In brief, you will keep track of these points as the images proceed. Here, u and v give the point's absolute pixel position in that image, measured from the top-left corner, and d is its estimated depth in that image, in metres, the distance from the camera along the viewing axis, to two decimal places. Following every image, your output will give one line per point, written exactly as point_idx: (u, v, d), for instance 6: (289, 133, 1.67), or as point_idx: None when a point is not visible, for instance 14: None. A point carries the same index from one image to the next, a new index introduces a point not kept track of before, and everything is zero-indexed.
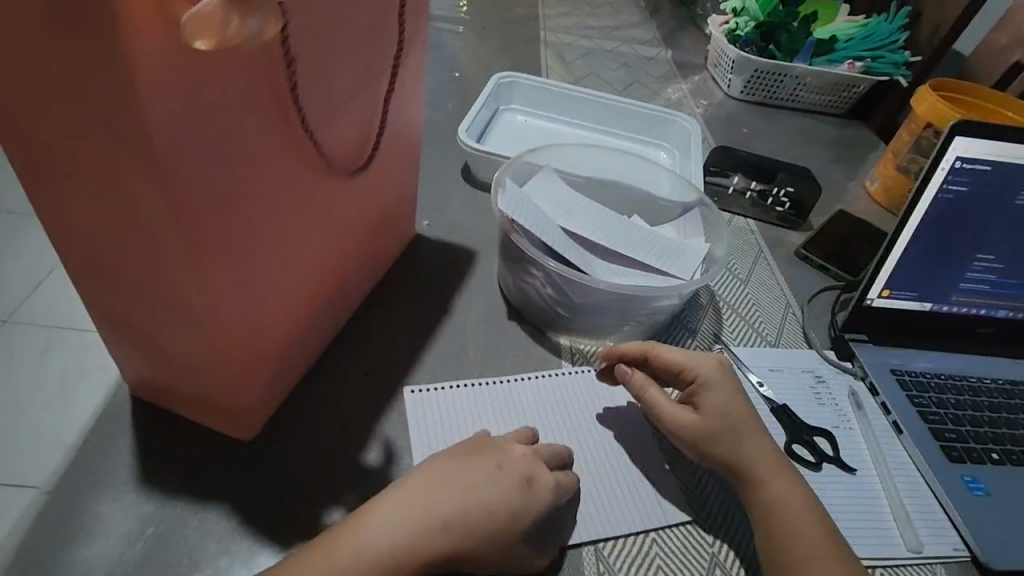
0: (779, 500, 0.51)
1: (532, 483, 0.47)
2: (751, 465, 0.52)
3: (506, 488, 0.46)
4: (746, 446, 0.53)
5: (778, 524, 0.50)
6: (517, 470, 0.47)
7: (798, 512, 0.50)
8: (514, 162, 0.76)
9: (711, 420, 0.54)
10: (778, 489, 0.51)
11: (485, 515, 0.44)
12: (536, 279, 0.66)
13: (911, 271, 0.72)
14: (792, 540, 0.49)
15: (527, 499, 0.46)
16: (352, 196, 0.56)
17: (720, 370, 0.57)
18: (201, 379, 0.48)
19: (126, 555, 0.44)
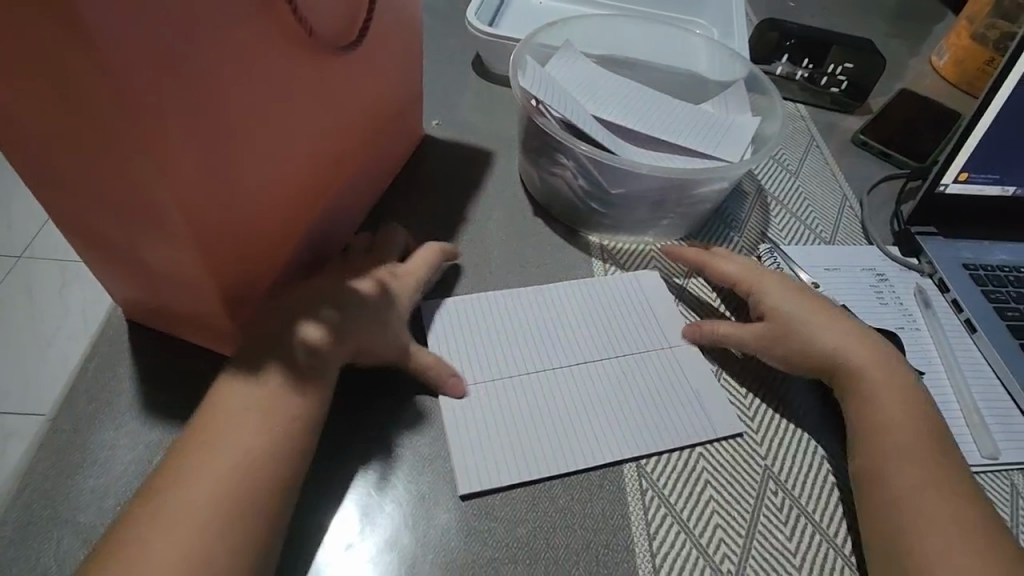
0: (891, 409, 0.47)
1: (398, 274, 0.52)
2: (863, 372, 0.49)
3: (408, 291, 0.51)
4: (844, 343, 0.50)
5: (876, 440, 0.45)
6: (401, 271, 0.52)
7: (903, 425, 0.46)
8: (529, 42, 0.66)
9: (784, 329, 0.51)
10: (889, 403, 0.47)
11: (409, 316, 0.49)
12: (566, 171, 0.59)
13: (997, 151, 0.62)
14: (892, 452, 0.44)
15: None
16: (344, 82, 0.48)
17: (784, 281, 0.55)
18: (195, 298, 0.43)
19: (136, 485, 0.41)
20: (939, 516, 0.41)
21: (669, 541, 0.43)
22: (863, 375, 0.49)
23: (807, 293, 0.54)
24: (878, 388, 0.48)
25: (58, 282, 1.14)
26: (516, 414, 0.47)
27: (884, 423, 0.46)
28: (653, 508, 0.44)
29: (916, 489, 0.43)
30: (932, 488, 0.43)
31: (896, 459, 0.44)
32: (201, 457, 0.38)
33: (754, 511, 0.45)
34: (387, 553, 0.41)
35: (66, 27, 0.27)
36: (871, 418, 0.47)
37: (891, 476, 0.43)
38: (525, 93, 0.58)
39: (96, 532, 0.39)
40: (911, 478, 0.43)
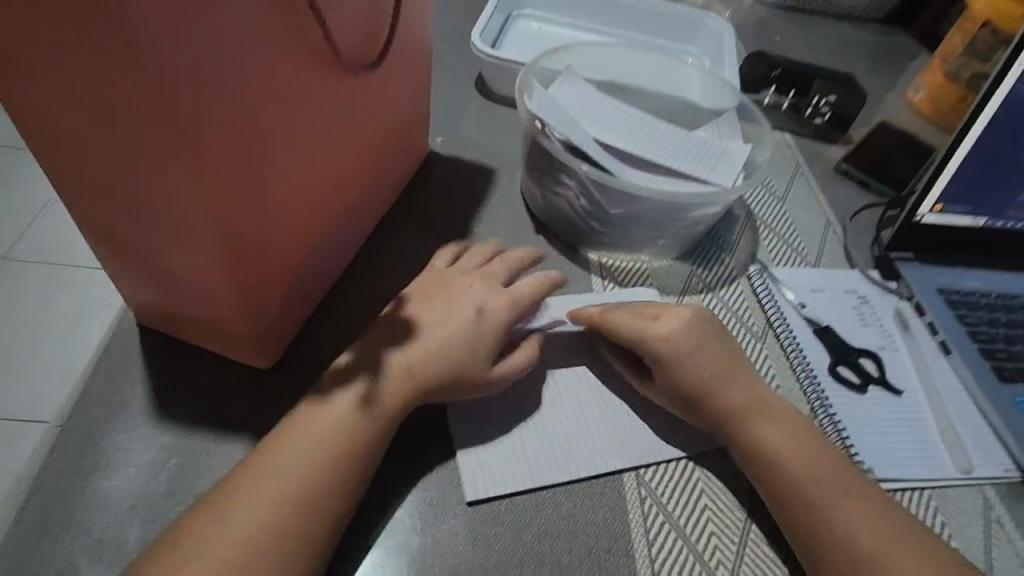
0: (793, 460, 0.46)
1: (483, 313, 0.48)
2: (756, 427, 0.47)
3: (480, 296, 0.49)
4: (733, 389, 0.49)
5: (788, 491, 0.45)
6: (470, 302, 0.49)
7: (823, 467, 0.45)
8: (534, 66, 0.69)
9: (741, 419, 0.48)
10: (795, 456, 0.46)
11: (462, 347, 0.46)
12: (568, 191, 0.61)
13: (969, 184, 0.66)
14: (827, 513, 0.43)
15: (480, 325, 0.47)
16: (361, 98, 0.50)
17: (688, 326, 0.50)
18: (212, 304, 0.44)
19: (150, 486, 0.41)
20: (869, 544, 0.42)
21: (668, 547, 0.45)
22: (747, 422, 0.48)
23: (705, 327, 0.51)
24: (779, 439, 0.47)
25: (44, 287, 1.12)
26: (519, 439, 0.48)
27: (775, 462, 0.46)
28: (652, 516, 0.46)
29: (865, 539, 0.42)
30: (850, 516, 0.43)
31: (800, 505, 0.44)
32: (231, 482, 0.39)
33: (747, 520, 0.47)
34: (397, 557, 0.42)
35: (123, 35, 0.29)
36: (769, 462, 0.46)
37: (837, 535, 0.43)
38: (531, 114, 0.61)
39: (110, 533, 0.39)
40: (866, 527, 0.43)
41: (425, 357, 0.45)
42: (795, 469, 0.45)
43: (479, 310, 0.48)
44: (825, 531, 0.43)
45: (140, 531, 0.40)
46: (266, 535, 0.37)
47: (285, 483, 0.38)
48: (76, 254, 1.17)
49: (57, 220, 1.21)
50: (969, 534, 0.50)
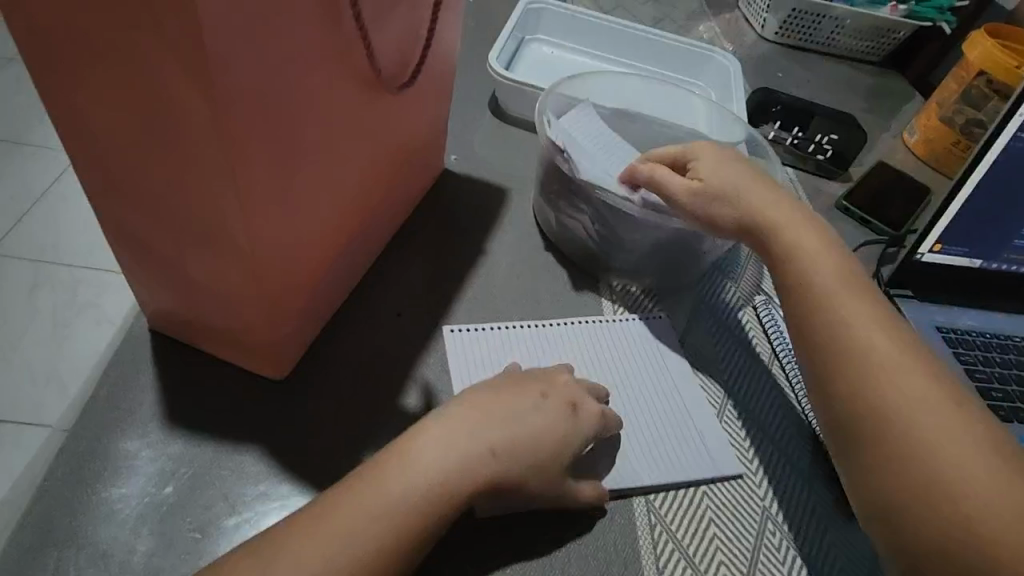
0: (905, 393, 0.42)
1: (578, 410, 0.46)
2: (864, 341, 0.45)
3: (549, 412, 0.45)
4: (843, 303, 0.47)
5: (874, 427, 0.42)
6: (562, 398, 0.46)
7: (926, 402, 0.42)
8: (551, 93, 0.71)
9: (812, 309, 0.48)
10: (909, 388, 0.43)
11: (540, 441, 0.43)
12: (580, 216, 0.63)
13: (968, 226, 0.69)
14: (921, 446, 0.41)
15: (575, 424, 0.45)
16: (391, 116, 0.51)
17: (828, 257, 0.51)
18: (232, 312, 0.44)
19: (159, 496, 0.41)
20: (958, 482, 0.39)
21: (677, 575, 0.45)
22: (846, 320, 0.46)
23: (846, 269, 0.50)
24: (889, 366, 0.44)
25: (35, 285, 1.10)
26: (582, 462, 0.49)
27: (858, 337, 0.45)
28: (662, 542, 0.46)
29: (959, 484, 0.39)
30: (939, 443, 0.40)
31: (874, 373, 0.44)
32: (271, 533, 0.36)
33: (754, 550, 0.47)
34: None
35: (186, 49, 0.29)
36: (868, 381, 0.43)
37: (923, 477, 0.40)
38: (550, 138, 0.63)
39: (116, 544, 0.38)
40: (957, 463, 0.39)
41: (513, 442, 0.42)
42: (891, 403, 0.42)
43: (573, 406, 0.46)
44: (912, 465, 0.40)
45: (148, 543, 0.39)
46: (340, 557, 0.35)
47: (382, 505, 0.37)
48: (69, 253, 1.15)
49: (51, 218, 1.19)
50: None
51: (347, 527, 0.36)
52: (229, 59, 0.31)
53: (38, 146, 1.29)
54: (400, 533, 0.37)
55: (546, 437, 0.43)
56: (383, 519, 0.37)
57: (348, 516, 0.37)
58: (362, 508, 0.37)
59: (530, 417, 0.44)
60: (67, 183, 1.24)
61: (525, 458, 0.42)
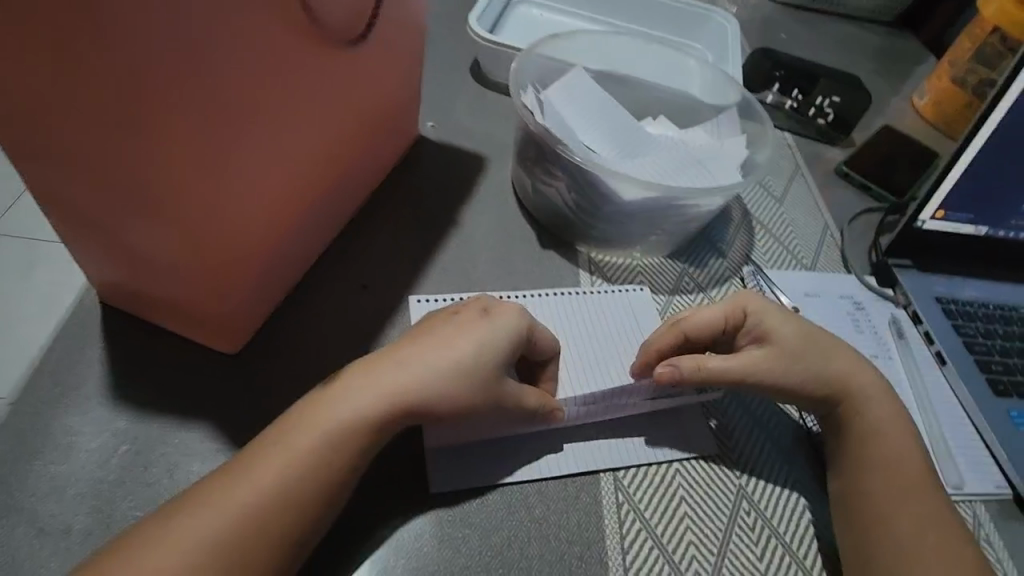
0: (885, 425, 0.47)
1: (490, 312, 0.44)
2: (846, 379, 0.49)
3: (466, 325, 0.43)
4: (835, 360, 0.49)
5: (866, 470, 0.46)
6: (475, 305, 0.45)
7: (892, 435, 0.47)
8: (529, 53, 0.66)
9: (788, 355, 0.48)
10: (879, 419, 0.48)
11: (456, 355, 0.41)
12: (556, 183, 0.60)
13: (972, 191, 0.64)
14: (879, 471, 0.45)
15: (491, 325, 0.43)
16: (346, 78, 0.48)
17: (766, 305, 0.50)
18: (177, 283, 0.42)
19: (100, 473, 0.39)
20: (927, 543, 0.42)
21: (643, 556, 0.43)
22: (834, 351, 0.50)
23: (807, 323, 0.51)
24: (868, 396, 0.49)
25: (26, 263, 1.10)
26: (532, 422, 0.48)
27: (843, 364, 0.50)
28: (628, 521, 0.44)
29: (902, 511, 0.43)
30: (914, 508, 0.44)
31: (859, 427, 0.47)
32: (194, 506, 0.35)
33: (726, 530, 0.45)
34: (355, 557, 0.40)
35: None
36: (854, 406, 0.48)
37: (880, 497, 0.44)
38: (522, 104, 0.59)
39: (53, 521, 0.37)
40: (899, 482, 0.45)
41: (428, 361, 0.40)
42: (892, 460, 0.46)
43: (485, 309, 0.44)
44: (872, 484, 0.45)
45: (85, 521, 0.37)
46: (246, 523, 0.34)
47: (290, 458, 0.36)
48: None
49: None
50: None
51: (251, 482, 0.35)
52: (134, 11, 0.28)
53: None
54: (306, 492, 0.36)
55: (461, 343, 0.41)
56: (288, 476, 0.36)
57: (259, 474, 0.36)
58: (268, 466, 0.36)
59: (448, 332, 0.42)
60: None
61: (445, 376, 0.40)
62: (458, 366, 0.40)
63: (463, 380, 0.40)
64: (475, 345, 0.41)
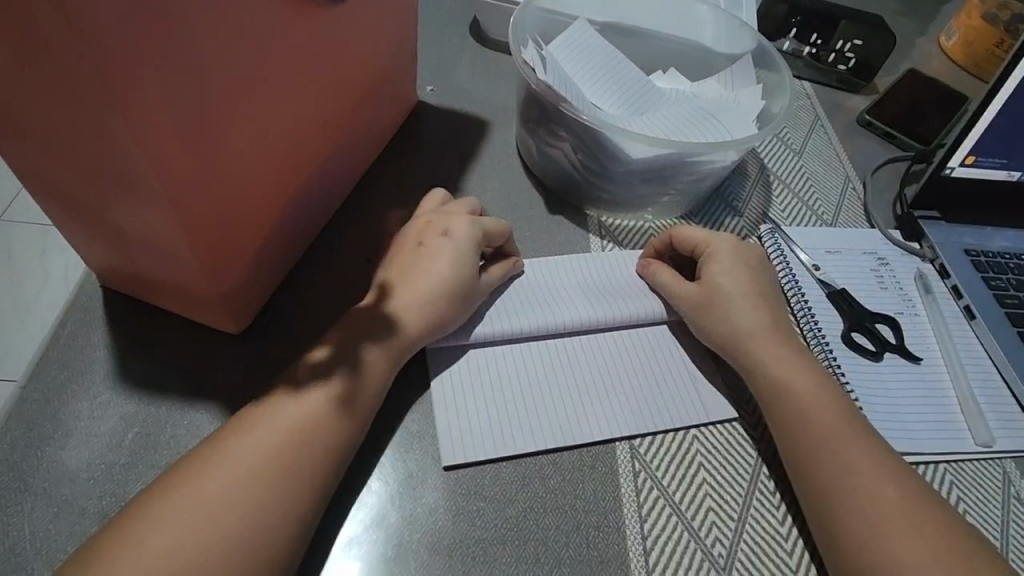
0: (814, 403, 0.44)
1: (450, 233, 0.49)
2: (756, 352, 0.47)
3: (437, 250, 0.47)
4: (744, 321, 0.48)
5: (816, 452, 0.42)
6: (435, 232, 0.49)
7: (826, 409, 0.44)
8: (529, 7, 0.63)
9: (713, 302, 0.49)
10: (804, 391, 0.45)
11: (439, 279, 0.46)
12: (562, 144, 0.57)
13: (1006, 134, 0.60)
14: (825, 450, 0.42)
15: (453, 244, 0.48)
16: (332, 42, 0.45)
17: (738, 250, 0.53)
18: (171, 265, 0.40)
19: (110, 457, 0.39)
20: (890, 522, 0.39)
21: (662, 524, 0.42)
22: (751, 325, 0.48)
23: (756, 266, 0.52)
24: (790, 372, 0.46)
25: (37, 246, 1.10)
26: (516, 353, 0.48)
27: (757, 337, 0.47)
28: (646, 490, 0.43)
29: (861, 489, 0.40)
30: (863, 481, 0.41)
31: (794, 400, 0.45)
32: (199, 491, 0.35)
33: (746, 496, 0.44)
34: (371, 533, 0.39)
35: None
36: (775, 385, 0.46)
37: (836, 478, 0.41)
38: (523, 61, 0.56)
39: (68, 505, 0.37)
40: (850, 460, 0.42)
41: (412, 280, 0.46)
42: (829, 435, 0.43)
43: (445, 232, 0.49)
44: (825, 468, 0.42)
45: (99, 504, 0.37)
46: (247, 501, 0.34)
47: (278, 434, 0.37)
48: None
49: None
50: (987, 510, 0.47)
51: (250, 439, 0.37)
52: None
53: None
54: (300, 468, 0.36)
55: (440, 265, 0.46)
56: (284, 428, 0.37)
57: (259, 432, 0.37)
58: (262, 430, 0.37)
59: (421, 260, 0.47)
60: None
61: (434, 302, 0.45)
62: (441, 288, 0.45)
63: (447, 301, 0.45)
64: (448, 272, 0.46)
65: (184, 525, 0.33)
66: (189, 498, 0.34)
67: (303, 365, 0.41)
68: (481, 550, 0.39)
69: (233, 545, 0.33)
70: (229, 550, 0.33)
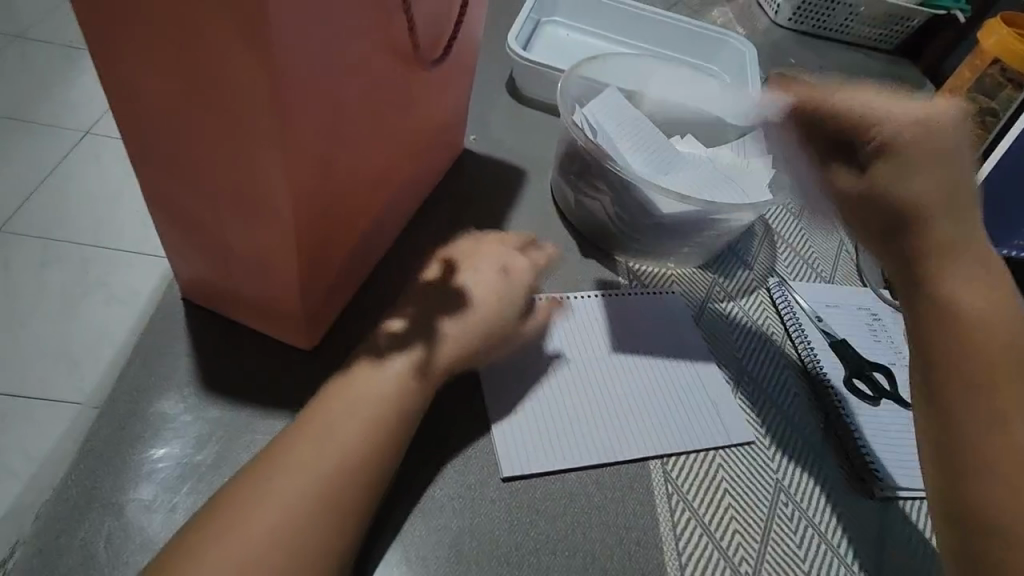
0: (958, 325, 0.42)
1: (508, 272, 0.51)
2: (928, 214, 0.43)
3: (489, 280, 0.50)
4: (918, 176, 0.42)
5: (987, 442, 0.39)
6: (493, 265, 0.51)
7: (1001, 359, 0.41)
8: (571, 76, 0.71)
9: (903, 155, 0.42)
10: (953, 284, 0.43)
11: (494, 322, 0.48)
12: (600, 195, 0.64)
13: (981, 212, 0.69)
14: (1017, 444, 0.39)
15: (508, 289, 0.50)
16: (421, 95, 0.52)
17: (909, 120, 0.42)
18: (267, 282, 0.45)
19: (197, 457, 0.42)
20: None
21: (695, 542, 0.46)
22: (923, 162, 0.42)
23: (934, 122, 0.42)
24: (962, 242, 0.43)
25: (47, 262, 1.10)
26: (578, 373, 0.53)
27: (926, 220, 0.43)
28: (679, 510, 0.47)
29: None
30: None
31: (997, 395, 0.40)
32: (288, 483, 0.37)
33: (767, 520, 0.49)
34: (435, 536, 0.43)
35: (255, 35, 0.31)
36: (931, 326, 0.43)
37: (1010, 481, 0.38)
38: (571, 122, 0.64)
39: (156, 501, 0.40)
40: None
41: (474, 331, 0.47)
42: (1014, 422, 0.40)
43: (504, 270, 0.51)
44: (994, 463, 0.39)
45: (186, 501, 0.40)
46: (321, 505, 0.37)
47: (354, 440, 0.40)
48: (78, 229, 1.15)
49: (65, 196, 1.19)
50: None
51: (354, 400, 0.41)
52: (291, 37, 0.32)
53: (47, 124, 1.28)
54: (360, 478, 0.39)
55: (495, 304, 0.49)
56: (375, 431, 0.41)
57: (365, 396, 0.42)
58: (340, 431, 0.40)
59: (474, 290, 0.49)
60: (75, 160, 1.25)
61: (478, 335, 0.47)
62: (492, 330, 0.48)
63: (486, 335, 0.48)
64: (487, 293, 0.49)
65: (271, 519, 0.36)
66: (287, 488, 0.37)
67: (384, 339, 0.45)
68: (536, 558, 0.43)
69: (307, 540, 0.36)
70: (305, 542, 0.36)
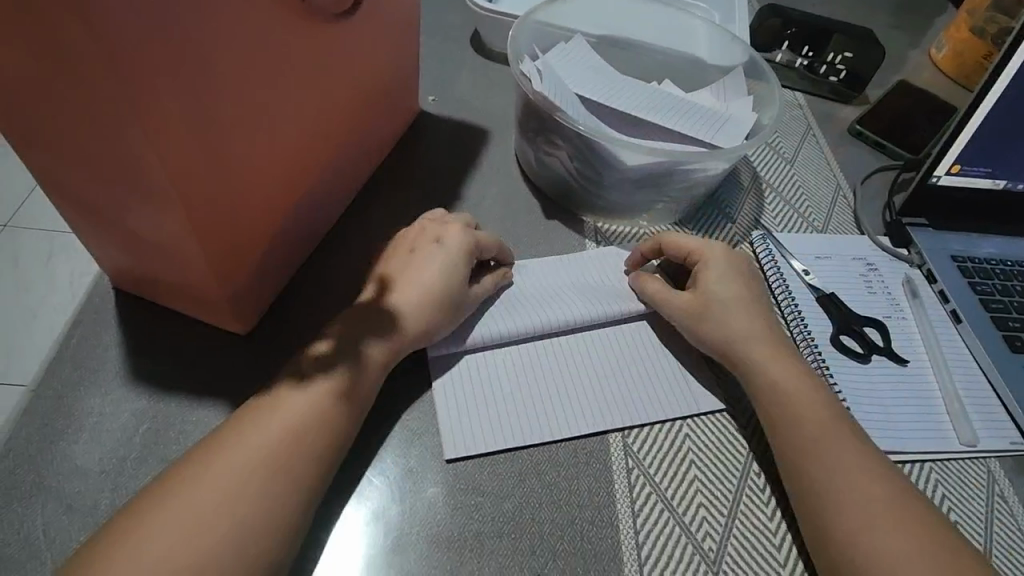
0: (802, 425, 0.44)
1: (442, 241, 0.49)
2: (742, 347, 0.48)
3: (428, 257, 0.48)
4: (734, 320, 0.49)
5: (814, 472, 0.42)
6: (432, 233, 0.49)
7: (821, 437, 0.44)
8: (526, 22, 0.65)
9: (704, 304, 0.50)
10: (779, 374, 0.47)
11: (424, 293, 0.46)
12: (559, 152, 0.59)
13: (991, 142, 0.62)
14: (833, 490, 0.41)
15: (445, 252, 0.48)
16: (340, 54, 0.48)
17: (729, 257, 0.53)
18: (182, 268, 0.42)
19: (123, 451, 0.41)
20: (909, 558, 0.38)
21: (653, 519, 0.43)
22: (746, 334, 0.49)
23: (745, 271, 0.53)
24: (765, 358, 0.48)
25: (41, 253, 1.11)
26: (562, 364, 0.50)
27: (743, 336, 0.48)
28: (638, 486, 0.44)
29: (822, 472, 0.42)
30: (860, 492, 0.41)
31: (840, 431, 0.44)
32: (203, 474, 0.36)
33: (736, 492, 0.45)
34: (371, 524, 0.41)
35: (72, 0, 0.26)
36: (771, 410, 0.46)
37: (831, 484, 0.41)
38: (521, 74, 0.59)
39: (80, 497, 0.39)
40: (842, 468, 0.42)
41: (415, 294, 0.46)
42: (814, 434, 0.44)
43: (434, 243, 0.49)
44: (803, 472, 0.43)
45: (111, 496, 0.39)
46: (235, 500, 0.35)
47: (279, 427, 0.38)
48: None
49: None
50: (971, 507, 0.49)
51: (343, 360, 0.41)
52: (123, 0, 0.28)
53: None
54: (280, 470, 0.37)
55: (428, 273, 0.47)
56: (305, 423, 0.38)
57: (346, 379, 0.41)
58: (266, 419, 0.38)
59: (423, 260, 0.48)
60: None
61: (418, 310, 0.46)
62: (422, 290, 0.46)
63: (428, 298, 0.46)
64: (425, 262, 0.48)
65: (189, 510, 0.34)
66: (205, 482, 0.35)
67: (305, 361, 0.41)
68: (478, 543, 0.41)
69: (219, 537, 0.34)
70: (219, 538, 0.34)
